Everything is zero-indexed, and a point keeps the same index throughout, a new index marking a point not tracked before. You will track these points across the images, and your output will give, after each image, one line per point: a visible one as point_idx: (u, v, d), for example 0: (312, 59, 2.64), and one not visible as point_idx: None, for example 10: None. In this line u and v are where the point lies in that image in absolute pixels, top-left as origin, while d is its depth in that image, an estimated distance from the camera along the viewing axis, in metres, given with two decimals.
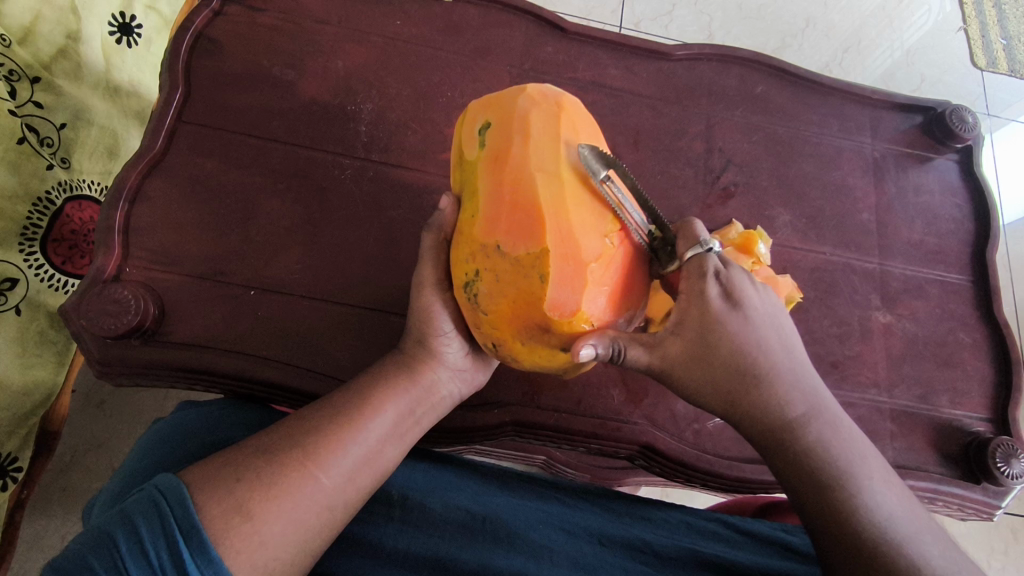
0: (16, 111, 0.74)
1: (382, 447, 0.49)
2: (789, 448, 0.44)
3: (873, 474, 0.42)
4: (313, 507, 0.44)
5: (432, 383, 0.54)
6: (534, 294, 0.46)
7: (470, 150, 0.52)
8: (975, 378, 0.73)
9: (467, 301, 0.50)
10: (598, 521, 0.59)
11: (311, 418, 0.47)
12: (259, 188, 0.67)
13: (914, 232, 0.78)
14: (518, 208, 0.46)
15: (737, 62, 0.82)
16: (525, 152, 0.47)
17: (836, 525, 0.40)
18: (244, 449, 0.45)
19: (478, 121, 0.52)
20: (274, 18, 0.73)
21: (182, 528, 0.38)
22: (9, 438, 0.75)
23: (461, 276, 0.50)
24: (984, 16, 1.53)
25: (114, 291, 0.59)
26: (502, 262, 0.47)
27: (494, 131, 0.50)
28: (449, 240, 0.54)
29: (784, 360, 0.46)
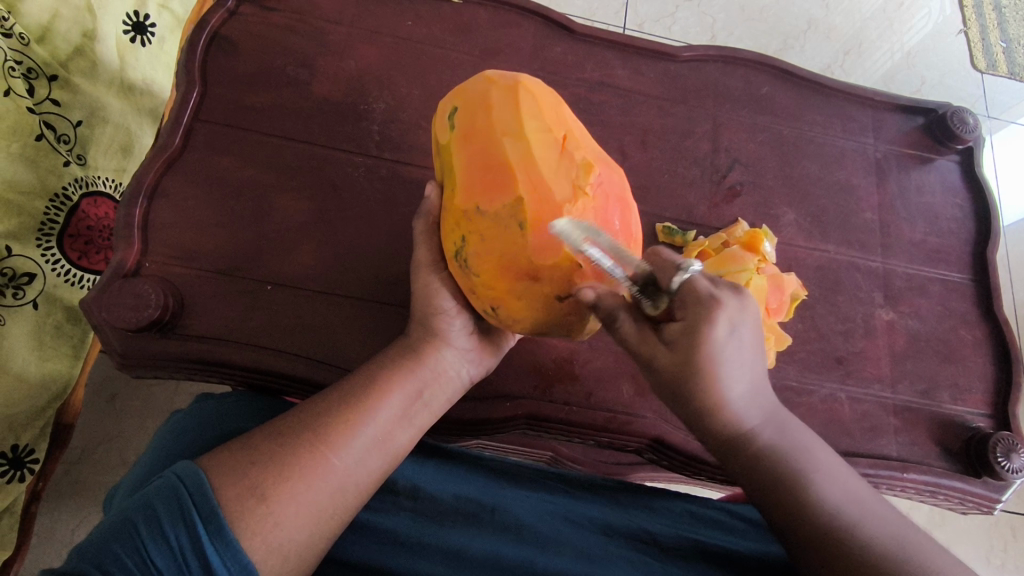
0: (34, 108, 0.76)
1: (392, 431, 0.50)
2: (746, 456, 0.44)
3: (818, 468, 0.44)
4: (325, 489, 0.45)
5: (440, 365, 0.55)
6: (520, 247, 0.48)
7: (439, 131, 0.54)
8: (976, 375, 0.74)
9: (459, 268, 0.52)
10: (606, 510, 0.61)
11: (319, 404, 0.49)
12: (274, 185, 0.68)
13: (917, 231, 0.80)
14: (492, 169, 0.48)
15: (742, 64, 0.83)
16: (490, 118, 0.50)
17: (800, 529, 0.43)
18: (258, 433, 0.46)
19: (442, 104, 0.55)
20: (288, 18, 0.75)
21: (201, 512, 0.40)
22: (26, 429, 0.76)
23: (449, 246, 0.52)
24: (983, 19, 1.55)
25: (135, 286, 0.60)
26: (484, 221, 0.49)
27: (459, 107, 0.52)
28: (437, 222, 0.56)
29: (748, 377, 0.43)
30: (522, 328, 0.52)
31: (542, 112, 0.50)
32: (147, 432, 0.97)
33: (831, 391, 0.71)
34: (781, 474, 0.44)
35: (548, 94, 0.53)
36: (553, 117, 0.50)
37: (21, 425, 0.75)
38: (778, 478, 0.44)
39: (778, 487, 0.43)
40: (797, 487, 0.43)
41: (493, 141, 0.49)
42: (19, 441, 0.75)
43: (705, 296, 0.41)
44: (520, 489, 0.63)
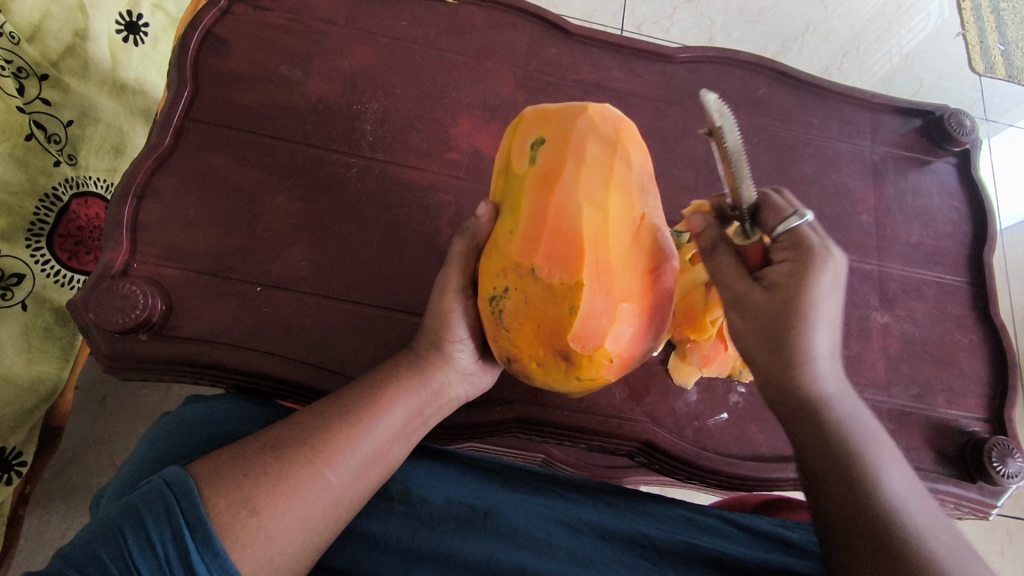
0: (24, 108, 0.76)
1: (389, 446, 0.49)
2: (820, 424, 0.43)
3: (893, 462, 0.42)
4: (319, 504, 0.44)
5: (442, 386, 0.55)
6: (560, 320, 0.47)
7: (519, 162, 0.51)
8: (972, 379, 0.74)
9: (488, 313, 0.51)
10: (600, 515, 0.60)
11: (321, 417, 0.48)
12: (265, 186, 0.67)
13: (913, 234, 0.79)
14: (559, 236, 0.47)
15: (739, 66, 0.83)
16: (576, 180, 0.48)
17: (860, 509, 0.40)
18: (254, 443, 0.45)
19: (530, 134, 0.52)
20: (281, 17, 0.74)
21: (189, 521, 0.39)
22: (13, 433, 0.75)
23: (489, 288, 0.50)
24: (982, 22, 1.55)
25: (123, 287, 0.60)
26: (533, 281, 0.48)
27: (547, 151, 0.50)
28: (478, 249, 0.55)
29: (833, 339, 0.44)
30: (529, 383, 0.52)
31: (629, 193, 0.49)
32: (137, 435, 0.96)
33: None
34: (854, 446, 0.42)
35: (641, 163, 0.52)
36: (635, 198, 0.50)
37: (9, 427, 0.74)
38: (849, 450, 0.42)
39: (840, 459, 0.41)
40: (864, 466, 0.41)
41: (572, 207, 0.47)
42: (6, 444, 0.74)
43: (815, 239, 0.44)
44: (514, 493, 0.62)
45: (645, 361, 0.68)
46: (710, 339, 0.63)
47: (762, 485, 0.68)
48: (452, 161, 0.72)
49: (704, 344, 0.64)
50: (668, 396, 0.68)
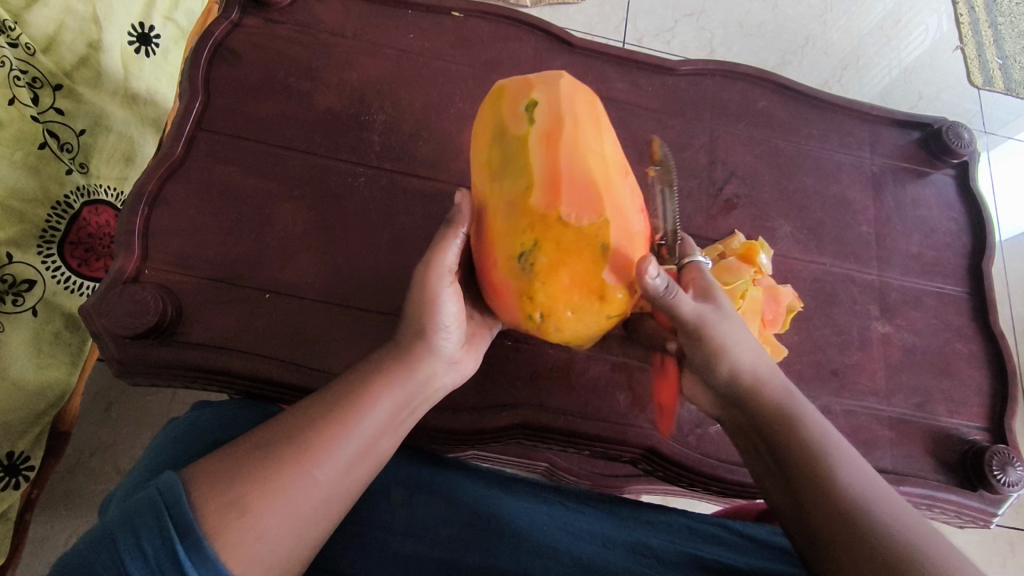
0: (38, 116, 0.77)
1: (377, 440, 0.50)
2: (779, 446, 0.50)
3: (852, 460, 0.47)
4: (309, 501, 0.45)
5: (427, 375, 0.55)
6: (594, 261, 0.50)
7: (516, 123, 0.51)
8: (972, 389, 0.74)
9: (516, 270, 0.50)
10: (601, 524, 0.60)
11: (306, 416, 0.47)
12: (274, 194, 0.69)
13: (912, 244, 0.80)
14: (579, 183, 0.49)
15: (740, 78, 0.84)
16: (578, 131, 0.51)
17: (817, 502, 0.45)
18: (242, 444, 0.45)
19: (517, 101, 0.52)
20: (291, 30, 0.75)
21: (181, 528, 0.39)
22: (21, 437, 0.76)
23: (512, 247, 0.50)
24: (980, 36, 1.57)
25: (134, 292, 0.61)
26: (564, 231, 0.49)
27: (546, 111, 0.51)
28: (483, 214, 0.53)
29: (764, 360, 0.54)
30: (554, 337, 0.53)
31: (613, 145, 0.54)
32: (141, 441, 0.97)
33: (827, 403, 0.71)
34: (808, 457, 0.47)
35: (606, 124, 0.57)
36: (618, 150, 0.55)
37: (19, 432, 0.75)
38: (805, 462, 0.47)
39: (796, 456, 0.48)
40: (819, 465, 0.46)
41: (582, 156, 0.50)
42: (14, 448, 0.75)
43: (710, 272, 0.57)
44: (516, 499, 0.62)
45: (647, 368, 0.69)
46: None
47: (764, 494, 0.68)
48: (457, 171, 0.73)
49: None
50: (671, 404, 0.69)
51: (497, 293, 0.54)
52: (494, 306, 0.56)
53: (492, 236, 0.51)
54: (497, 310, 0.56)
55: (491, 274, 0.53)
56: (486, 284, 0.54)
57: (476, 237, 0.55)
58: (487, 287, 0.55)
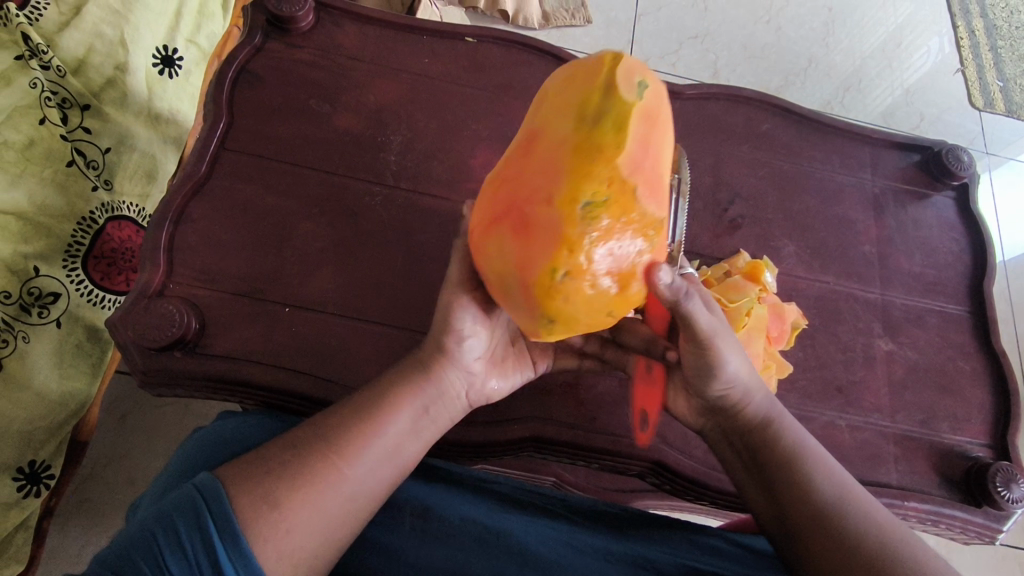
0: (67, 136, 0.81)
1: (401, 443, 0.52)
2: (757, 451, 0.54)
3: (832, 471, 0.50)
4: (336, 498, 0.47)
5: (448, 382, 0.56)
6: (638, 259, 0.43)
7: (631, 67, 0.42)
8: (975, 406, 0.76)
9: (569, 226, 0.40)
10: (606, 539, 0.61)
11: (332, 420, 0.51)
12: (294, 212, 0.71)
13: (914, 263, 0.82)
14: (658, 176, 0.43)
15: (744, 102, 0.87)
16: (667, 127, 0.45)
17: (801, 511, 0.48)
18: (276, 444, 0.48)
19: (637, 62, 0.42)
20: (311, 54, 0.79)
21: (216, 522, 0.41)
22: (45, 445, 0.78)
23: (578, 196, 0.40)
24: (980, 59, 1.60)
25: (160, 305, 0.63)
26: (632, 210, 0.42)
27: (657, 86, 0.43)
28: (562, 148, 0.41)
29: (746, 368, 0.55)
30: (551, 318, 0.44)
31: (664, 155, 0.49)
32: (155, 453, 0.98)
33: (831, 418, 0.72)
34: (786, 461, 0.51)
35: None
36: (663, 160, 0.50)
37: (40, 441, 0.77)
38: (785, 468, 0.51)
39: (780, 468, 0.51)
40: (803, 476, 0.50)
41: (664, 152, 0.44)
42: (36, 456, 0.77)
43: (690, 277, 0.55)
44: (522, 515, 0.63)
45: None
46: None
47: None
48: (470, 191, 0.75)
49: None
50: (679, 418, 0.70)
51: (519, 240, 0.42)
52: (493, 257, 0.44)
53: (556, 174, 0.40)
54: (494, 267, 0.44)
55: (528, 217, 0.41)
56: (507, 227, 0.42)
57: (519, 165, 0.42)
58: (501, 230, 0.43)
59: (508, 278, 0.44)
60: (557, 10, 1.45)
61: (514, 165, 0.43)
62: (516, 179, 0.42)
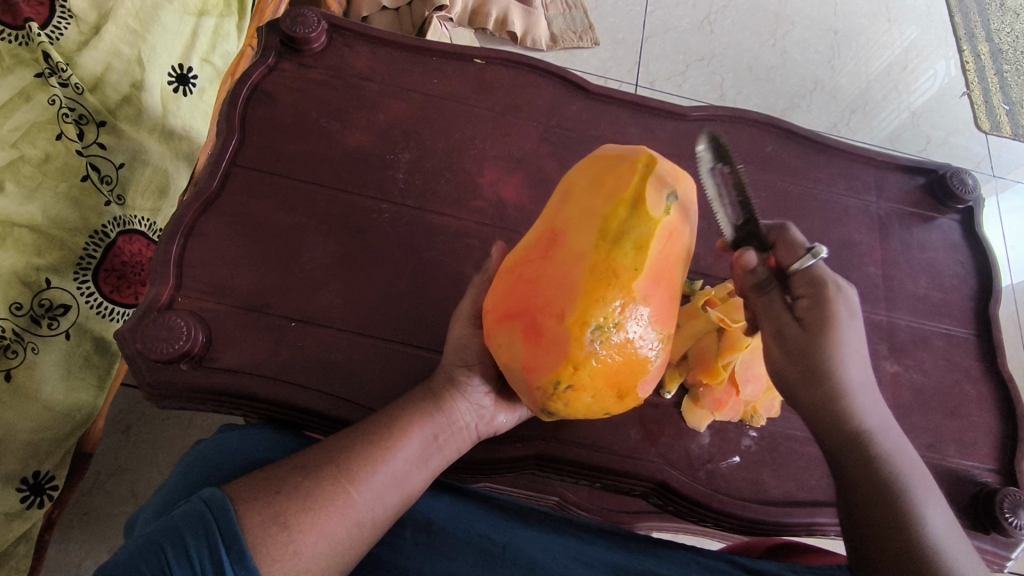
0: (82, 151, 0.83)
1: (408, 471, 0.53)
2: (858, 462, 0.48)
3: (934, 509, 0.46)
4: (344, 522, 0.48)
5: (454, 415, 0.58)
6: (638, 364, 0.51)
7: (655, 206, 0.51)
8: (982, 430, 0.75)
9: (578, 343, 0.49)
10: (613, 556, 0.60)
11: (345, 442, 0.52)
12: (303, 228, 0.72)
13: (919, 286, 0.82)
14: (667, 293, 0.52)
15: (749, 124, 0.88)
16: (682, 248, 0.53)
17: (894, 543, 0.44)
18: (284, 465, 0.50)
19: (664, 182, 0.52)
20: (323, 74, 0.80)
21: (226, 535, 0.43)
22: (48, 456, 0.78)
23: (589, 318, 0.49)
24: (986, 83, 1.61)
25: (168, 318, 0.64)
26: (640, 326, 0.50)
27: (679, 211, 0.53)
28: (584, 264, 0.50)
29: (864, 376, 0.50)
30: (550, 407, 0.52)
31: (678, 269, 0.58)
32: (159, 465, 0.99)
33: None
34: (889, 488, 0.47)
35: None
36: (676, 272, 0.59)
37: (44, 452, 0.78)
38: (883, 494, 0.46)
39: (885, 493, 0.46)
40: (904, 507, 0.46)
41: (675, 271, 0.53)
42: (40, 468, 0.77)
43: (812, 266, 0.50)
44: (529, 529, 0.62)
45: (659, 404, 0.71)
46: (722, 385, 0.67)
47: (777, 531, 0.69)
48: (477, 209, 0.76)
49: (716, 389, 0.68)
50: (682, 439, 0.70)
51: (530, 342, 0.51)
52: (505, 348, 0.53)
53: (572, 294, 0.49)
54: (504, 359, 0.53)
55: (540, 324, 0.50)
56: (520, 327, 0.51)
57: (538, 275, 0.51)
58: (514, 329, 0.51)
59: (515, 369, 0.52)
60: (565, 33, 1.47)
61: (533, 272, 0.51)
62: (534, 287, 0.51)
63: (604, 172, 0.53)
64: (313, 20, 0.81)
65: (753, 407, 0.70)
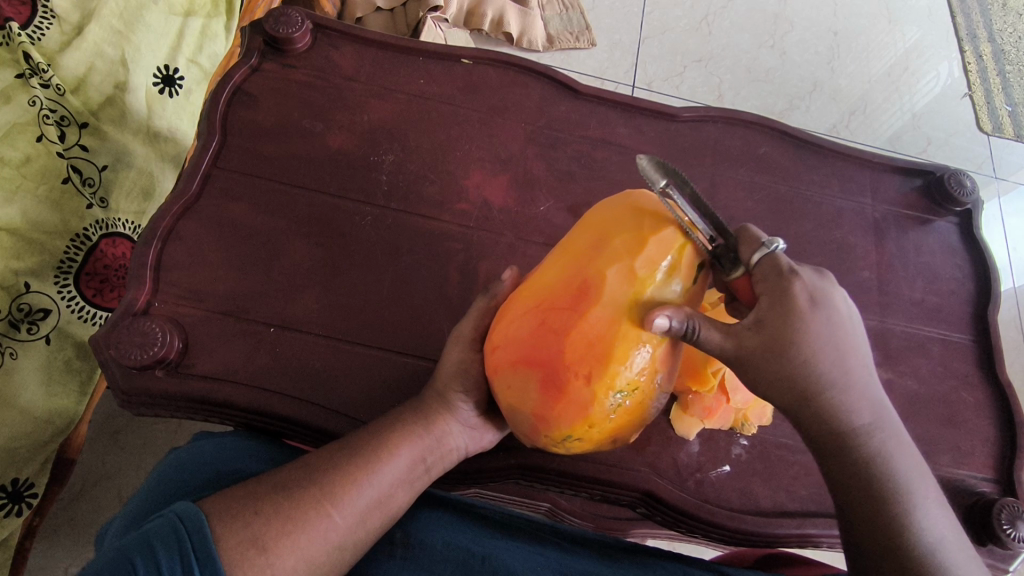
0: (63, 153, 0.81)
1: (391, 492, 0.52)
2: (852, 460, 0.47)
3: (929, 503, 0.47)
4: (324, 545, 0.47)
5: (444, 435, 0.57)
6: (642, 417, 0.53)
7: (685, 276, 0.50)
8: (979, 439, 0.73)
9: (596, 404, 0.49)
10: (595, 567, 0.58)
11: (328, 460, 0.51)
12: (284, 231, 0.71)
13: (915, 290, 0.80)
14: (678, 352, 0.53)
15: (741, 125, 0.86)
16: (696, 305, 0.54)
17: (886, 542, 0.45)
18: (264, 483, 0.48)
19: (701, 248, 0.51)
20: (307, 74, 0.79)
21: (199, 557, 0.42)
22: (28, 463, 0.77)
23: (613, 383, 0.49)
24: (988, 83, 1.59)
25: (143, 324, 0.62)
26: (653, 387, 0.51)
27: (704, 274, 0.52)
28: (614, 330, 0.48)
29: (853, 372, 0.48)
30: (549, 448, 0.54)
31: None
32: (146, 471, 0.97)
33: None
34: (884, 485, 0.46)
35: None
36: None
37: (23, 458, 0.76)
38: (875, 489, 0.47)
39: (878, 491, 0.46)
40: (898, 505, 0.46)
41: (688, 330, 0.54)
42: (20, 474, 0.76)
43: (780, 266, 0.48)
44: (510, 541, 0.61)
45: None
46: (712, 391, 0.65)
47: (767, 542, 0.67)
48: (462, 212, 0.75)
49: (706, 396, 0.66)
50: (670, 447, 0.68)
51: (547, 395, 0.50)
52: (513, 391, 0.51)
53: (599, 357, 0.48)
54: (511, 401, 0.52)
55: (561, 381, 0.49)
56: (537, 377, 0.50)
57: (565, 330, 0.49)
58: (530, 377, 0.50)
59: (524, 413, 0.52)
60: (561, 33, 1.46)
61: (561, 325, 0.49)
62: (558, 342, 0.49)
63: (646, 229, 0.50)
64: (296, 20, 0.79)
65: (745, 414, 0.68)
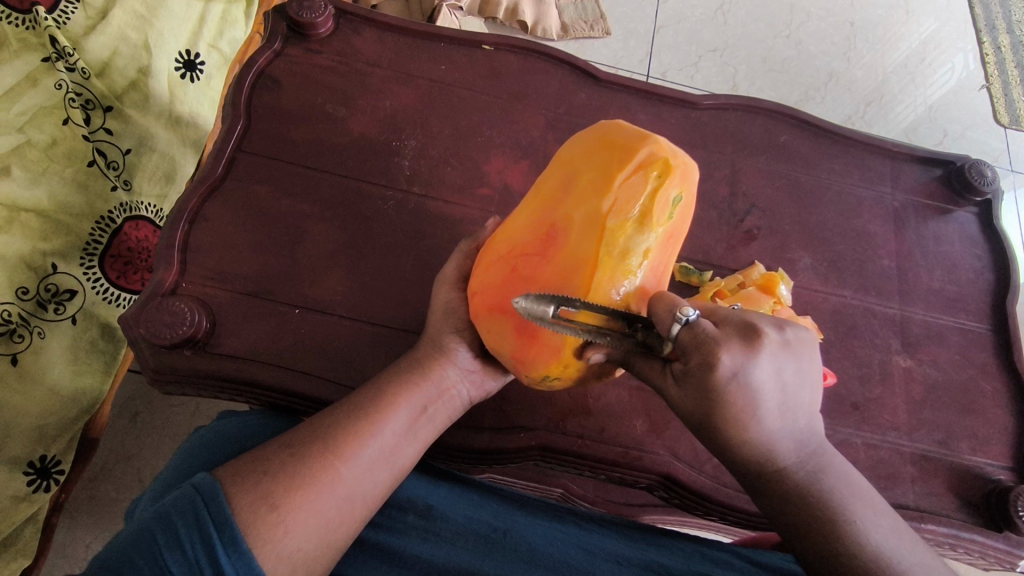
0: (89, 136, 0.83)
1: (398, 445, 0.52)
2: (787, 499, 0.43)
3: (876, 519, 0.42)
4: (334, 498, 0.47)
5: (443, 383, 0.56)
6: None
7: (660, 214, 0.49)
8: (997, 427, 0.73)
9: (568, 347, 0.49)
10: (614, 543, 0.59)
11: (330, 419, 0.52)
12: (308, 214, 0.71)
13: (934, 279, 0.80)
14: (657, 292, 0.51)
15: (762, 113, 0.86)
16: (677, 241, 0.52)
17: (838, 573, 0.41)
18: (273, 444, 0.49)
19: (675, 182, 0.49)
20: (330, 59, 0.79)
21: (216, 521, 0.42)
22: (54, 441, 0.78)
23: None
24: (1006, 76, 1.58)
25: (171, 304, 0.63)
26: None
27: (682, 210, 0.50)
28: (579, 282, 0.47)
29: (776, 414, 0.43)
30: (531, 387, 0.55)
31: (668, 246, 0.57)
32: (165, 452, 0.99)
33: (846, 436, 0.70)
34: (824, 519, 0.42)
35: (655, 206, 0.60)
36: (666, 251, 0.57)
37: (50, 436, 0.78)
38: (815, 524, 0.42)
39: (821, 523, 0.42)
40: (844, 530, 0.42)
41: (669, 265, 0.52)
42: (47, 450, 0.78)
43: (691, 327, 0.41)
44: (530, 517, 0.62)
45: None
46: None
47: None
48: (484, 197, 0.75)
49: None
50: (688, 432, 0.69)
51: (523, 338, 0.50)
52: (491, 336, 0.52)
53: None
54: (493, 344, 0.53)
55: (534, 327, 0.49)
56: (512, 322, 0.50)
57: (535, 276, 0.49)
58: (507, 322, 0.51)
59: (505, 355, 0.53)
60: (576, 22, 1.46)
61: (531, 271, 0.49)
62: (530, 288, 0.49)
63: (614, 168, 0.49)
64: (320, 5, 0.80)
65: None
